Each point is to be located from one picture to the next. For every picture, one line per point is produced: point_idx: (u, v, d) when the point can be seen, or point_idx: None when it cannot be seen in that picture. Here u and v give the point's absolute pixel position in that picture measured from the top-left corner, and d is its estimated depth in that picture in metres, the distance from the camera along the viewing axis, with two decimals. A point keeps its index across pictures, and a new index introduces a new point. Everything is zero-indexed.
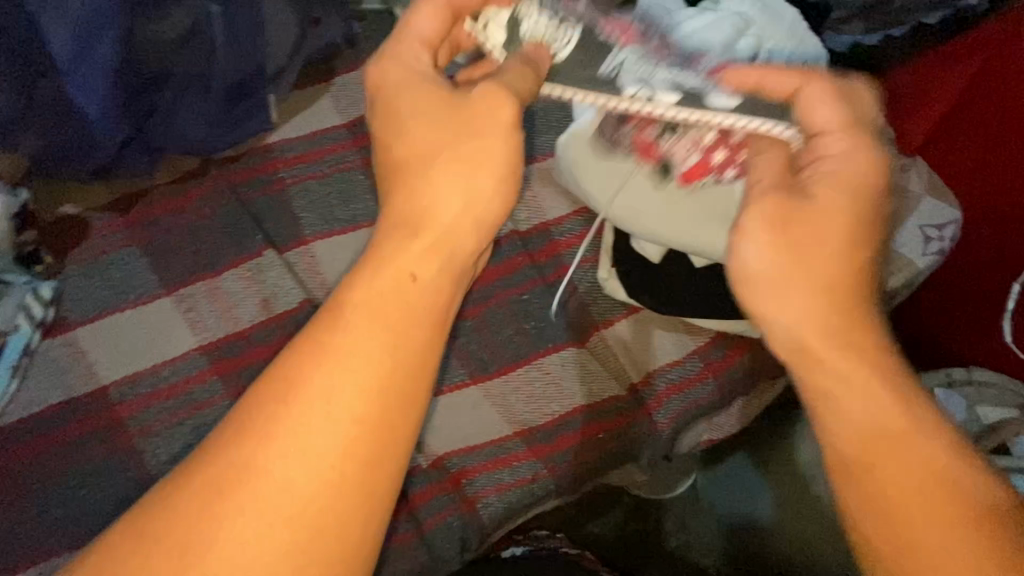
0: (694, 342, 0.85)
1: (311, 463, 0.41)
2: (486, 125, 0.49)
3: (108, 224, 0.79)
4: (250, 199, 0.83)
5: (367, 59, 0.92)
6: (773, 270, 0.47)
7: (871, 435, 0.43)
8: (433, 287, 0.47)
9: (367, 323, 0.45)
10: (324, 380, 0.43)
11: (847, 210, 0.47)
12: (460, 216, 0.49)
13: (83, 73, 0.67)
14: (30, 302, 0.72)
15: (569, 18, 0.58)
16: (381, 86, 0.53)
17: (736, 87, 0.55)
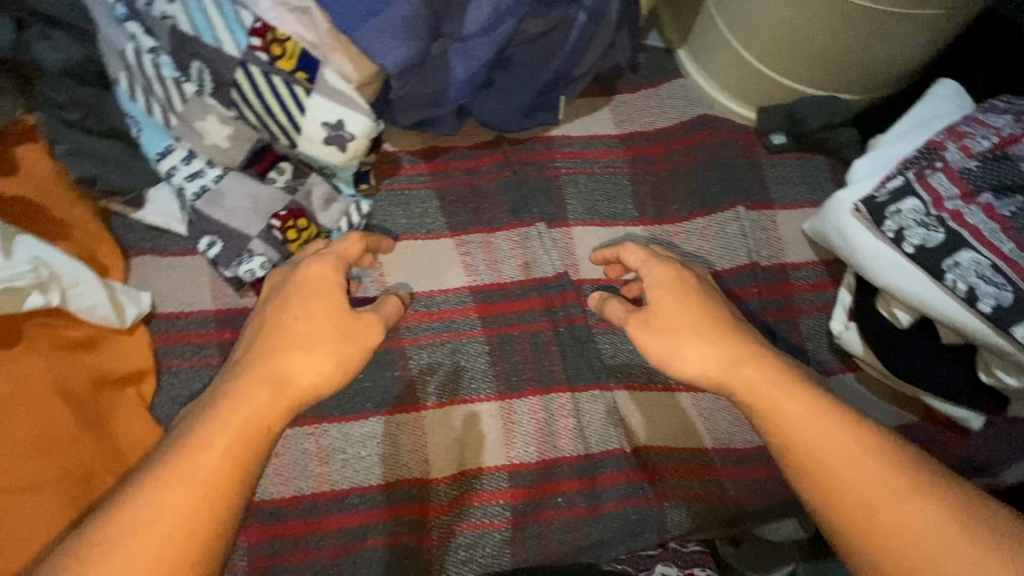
0: (903, 417, 0.87)
1: (163, 528, 0.49)
2: (363, 338, 0.61)
3: (414, 167, 0.93)
4: (529, 176, 0.95)
5: (645, 86, 1.04)
6: (660, 347, 0.64)
7: (833, 455, 0.55)
8: (308, 389, 0.58)
9: (236, 426, 0.54)
10: (168, 475, 0.51)
11: (703, 325, 0.64)
12: (311, 380, 0.58)
13: (475, 43, 0.80)
14: (352, 211, 0.86)
15: (922, 216, 0.73)
16: (300, 274, 0.64)
17: (1009, 303, 0.69)
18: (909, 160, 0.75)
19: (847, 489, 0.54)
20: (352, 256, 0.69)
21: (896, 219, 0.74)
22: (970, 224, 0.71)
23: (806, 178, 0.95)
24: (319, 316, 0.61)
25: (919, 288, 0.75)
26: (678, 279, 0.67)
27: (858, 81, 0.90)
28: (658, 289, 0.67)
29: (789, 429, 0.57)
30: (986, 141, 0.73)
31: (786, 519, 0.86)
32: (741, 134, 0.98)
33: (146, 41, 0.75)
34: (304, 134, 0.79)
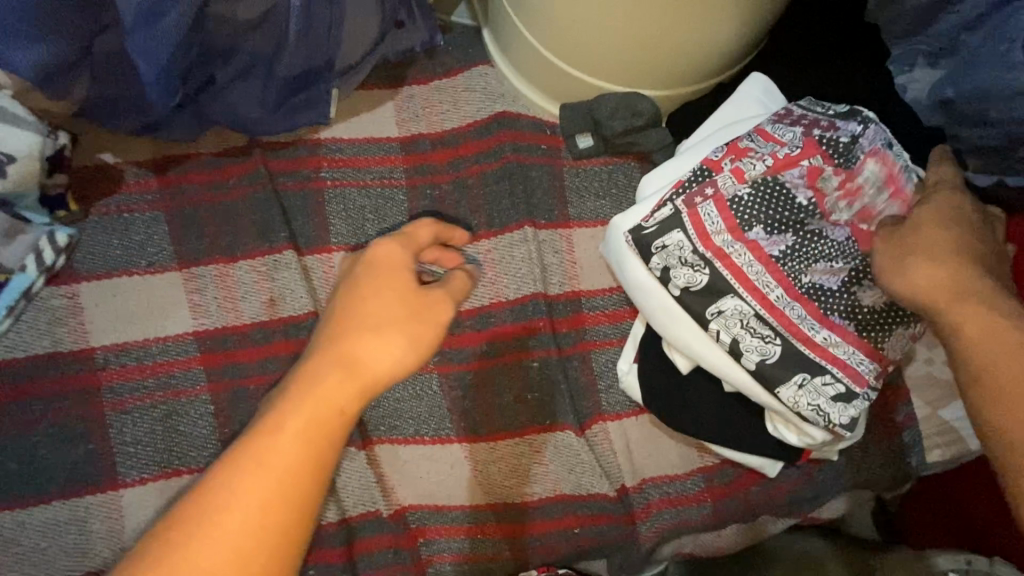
0: (702, 459, 0.79)
1: (257, 494, 0.42)
2: (435, 315, 0.54)
3: (140, 183, 0.77)
4: (286, 191, 0.80)
5: (440, 75, 0.88)
6: (888, 258, 0.57)
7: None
8: (389, 356, 0.50)
9: (328, 408, 0.47)
10: (291, 434, 0.45)
11: (957, 241, 0.55)
12: (388, 364, 0.50)
13: (148, 34, 0.62)
14: (42, 245, 0.70)
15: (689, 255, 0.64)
16: (374, 269, 0.56)
17: (774, 354, 0.63)
18: (680, 184, 0.64)
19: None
20: (419, 246, 0.62)
21: (662, 254, 0.65)
22: (734, 266, 0.63)
23: (610, 189, 0.83)
24: (384, 301, 0.53)
25: (688, 336, 0.65)
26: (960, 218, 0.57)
27: (661, 73, 0.76)
28: (926, 211, 0.58)
29: (970, 346, 0.50)
30: (761, 163, 0.64)
31: (595, 561, 0.80)
32: (543, 135, 0.84)
33: None
34: None
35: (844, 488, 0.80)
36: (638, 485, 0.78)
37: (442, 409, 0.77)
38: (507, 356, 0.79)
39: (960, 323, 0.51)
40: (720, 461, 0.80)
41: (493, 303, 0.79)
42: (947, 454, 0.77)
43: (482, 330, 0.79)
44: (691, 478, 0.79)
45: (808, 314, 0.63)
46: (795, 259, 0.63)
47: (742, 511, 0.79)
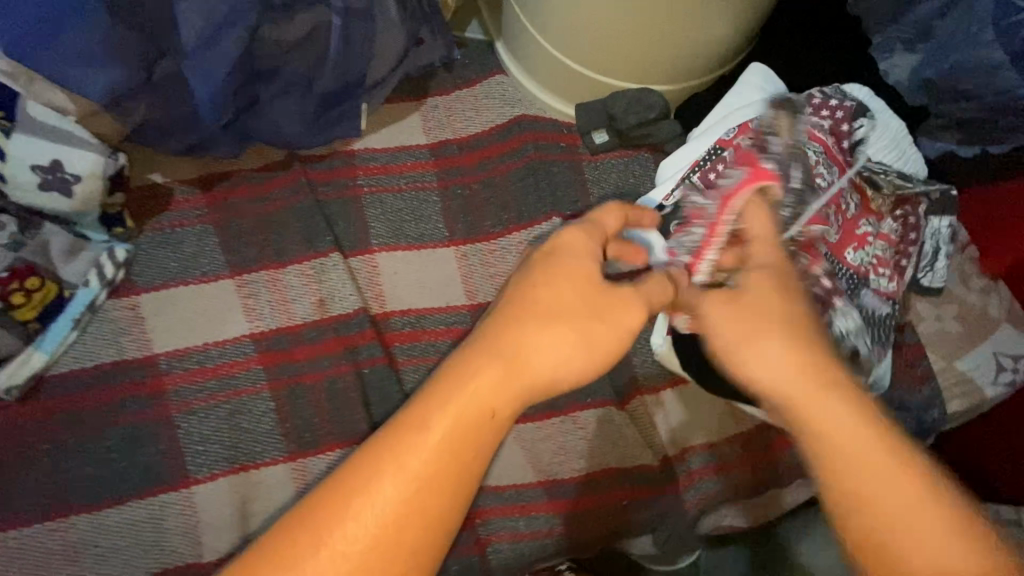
0: (737, 426, 0.83)
1: (401, 487, 0.41)
2: (619, 316, 0.48)
3: (188, 200, 0.82)
4: (326, 199, 0.85)
5: (460, 86, 0.95)
6: (741, 330, 0.49)
7: (862, 465, 0.42)
8: (551, 358, 0.46)
9: (481, 413, 0.43)
10: (438, 430, 0.42)
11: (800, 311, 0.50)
12: (553, 367, 0.46)
13: (206, 56, 0.66)
14: (103, 260, 0.74)
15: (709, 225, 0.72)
16: (559, 258, 0.49)
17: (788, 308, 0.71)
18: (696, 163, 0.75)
19: (899, 521, 0.41)
20: (606, 230, 0.55)
21: (681, 219, 0.70)
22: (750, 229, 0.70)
23: (627, 178, 0.89)
24: (573, 290, 0.48)
25: None
26: (779, 273, 0.52)
27: (667, 67, 0.83)
28: (761, 274, 0.52)
29: (822, 434, 0.44)
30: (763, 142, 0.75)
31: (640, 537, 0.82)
32: (561, 134, 0.91)
33: None
34: (14, 181, 0.67)
35: None
36: (679, 455, 0.82)
37: None
38: None
39: (820, 418, 0.44)
40: (755, 427, 0.83)
41: None
42: (964, 404, 0.81)
43: None
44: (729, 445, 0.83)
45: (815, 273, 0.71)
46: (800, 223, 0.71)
47: (779, 474, 0.83)
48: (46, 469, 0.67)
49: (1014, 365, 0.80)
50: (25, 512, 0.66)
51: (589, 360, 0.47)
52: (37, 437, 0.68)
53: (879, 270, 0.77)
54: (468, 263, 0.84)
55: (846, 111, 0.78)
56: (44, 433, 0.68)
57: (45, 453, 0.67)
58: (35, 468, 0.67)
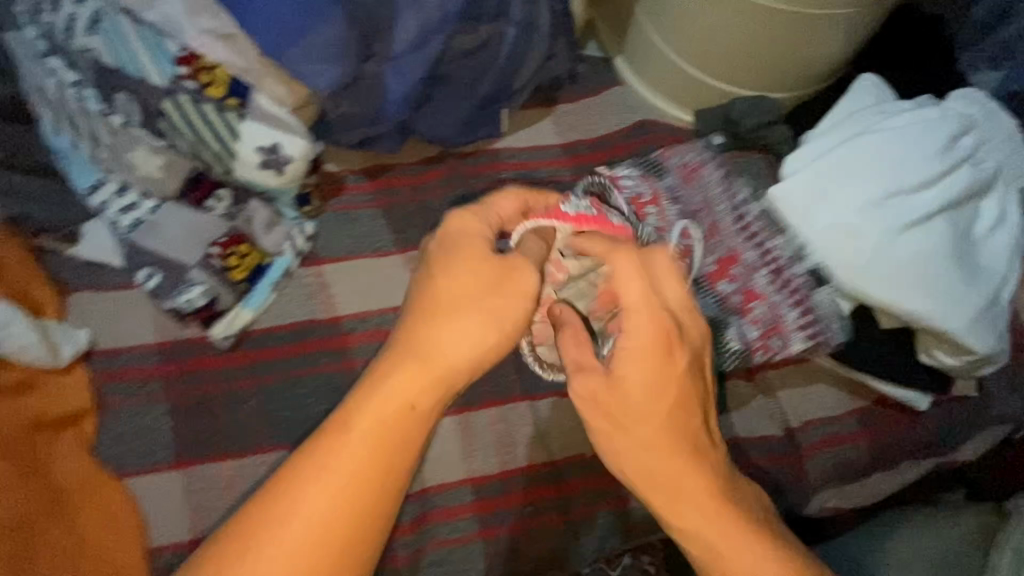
0: (854, 402, 0.90)
1: (329, 490, 0.49)
2: (513, 293, 0.55)
3: (358, 186, 0.93)
4: (475, 188, 0.96)
5: (585, 94, 1.05)
6: (606, 422, 0.56)
7: (710, 528, 0.56)
8: (463, 353, 0.53)
9: (380, 444, 0.51)
10: (360, 433, 0.51)
11: (666, 393, 0.55)
12: (462, 355, 0.53)
13: (407, 61, 0.78)
14: (296, 234, 0.85)
15: (829, 206, 0.80)
16: (440, 304, 0.54)
17: (907, 278, 0.77)
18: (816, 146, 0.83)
19: (724, 551, 0.56)
20: (504, 214, 0.61)
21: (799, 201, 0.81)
22: (868, 206, 0.79)
23: None
24: (468, 323, 0.53)
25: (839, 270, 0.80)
26: (662, 349, 0.54)
27: (785, 73, 0.92)
28: (634, 363, 0.54)
29: (680, 515, 0.57)
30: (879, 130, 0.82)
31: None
32: (681, 137, 1.01)
33: (69, 74, 0.72)
34: (241, 159, 0.79)
35: (982, 424, 0.90)
36: (801, 428, 0.89)
37: None
38: None
39: (681, 501, 0.56)
40: (870, 404, 0.90)
41: None
42: None
43: None
44: (845, 419, 0.90)
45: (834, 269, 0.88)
46: (916, 205, 0.78)
47: (896, 449, 0.90)
48: (256, 408, 0.77)
49: None
50: (241, 446, 0.75)
51: (496, 339, 0.54)
52: (248, 381, 0.78)
53: (751, 319, 0.83)
54: None
55: (943, 109, 0.82)
56: (253, 378, 0.78)
57: (254, 396, 0.77)
58: (250, 405, 0.77)
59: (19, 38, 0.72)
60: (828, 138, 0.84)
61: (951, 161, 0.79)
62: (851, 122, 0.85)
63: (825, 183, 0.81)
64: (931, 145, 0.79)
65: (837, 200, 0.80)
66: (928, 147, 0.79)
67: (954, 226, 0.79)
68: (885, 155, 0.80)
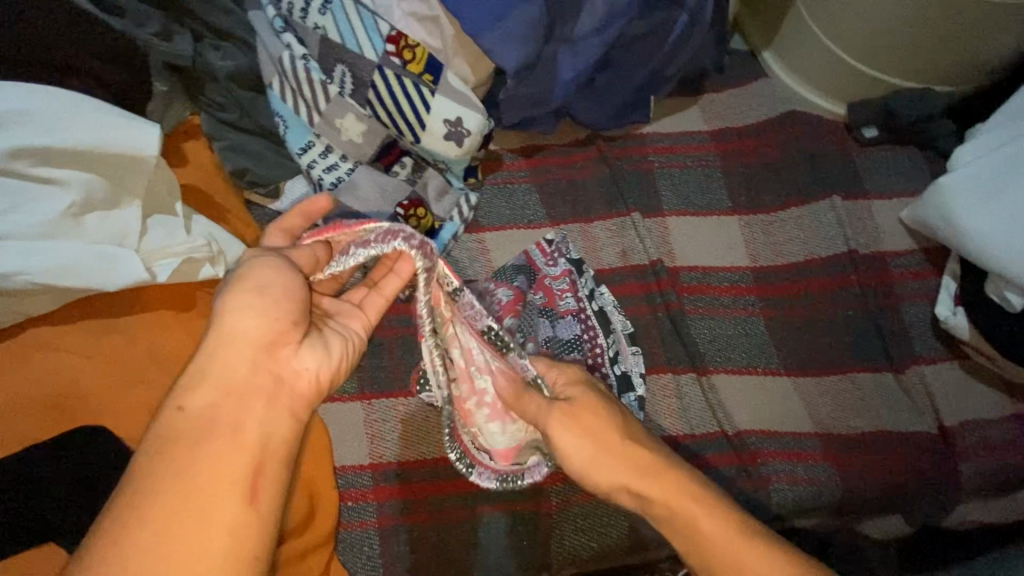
0: (1013, 406, 0.87)
1: (141, 516, 0.44)
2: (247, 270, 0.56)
3: (515, 163, 1.00)
4: (623, 170, 1.00)
5: (733, 86, 1.07)
6: (582, 452, 0.57)
7: (716, 541, 0.52)
8: (221, 339, 0.53)
9: (178, 453, 0.47)
10: (153, 457, 0.47)
11: (614, 418, 0.58)
12: (224, 341, 0.52)
13: (586, 44, 0.85)
14: (463, 203, 0.93)
15: (1007, 191, 0.78)
16: (212, 328, 0.53)
17: None
18: (984, 137, 0.83)
19: (713, 541, 0.52)
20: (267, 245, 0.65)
21: (974, 185, 0.81)
22: None
23: (895, 170, 0.97)
24: (239, 308, 0.54)
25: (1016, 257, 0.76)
26: (591, 386, 0.62)
27: (954, 68, 0.91)
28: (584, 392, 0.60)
29: (684, 529, 0.54)
30: None
31: (888, 515, 0.85)
32: (832, 128, 1.01)
33: (298, 49, 0.82)
34: (430, 131, 0.87)
35: None
36: (955, 427, 0.86)
37: (770, 346, 0.89)
38: (822, 305, 0.90)
39: (675, 514, 0.54)
40: None
41: (808, 259, 0.92)
42: None
43: (800, 281, 0.91)
44: (1004, 423, 0.86)
45: (950, 297, 0.87)
46: None
47: None
48: None
49: None
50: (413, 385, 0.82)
51: (249, 310, 0.53)
52: None
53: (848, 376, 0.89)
54: (750, 232, 0.94)
55: None
56: None
57: None
58: None
59: (259, 16, 0.83)
60: (1005, 131, 0.82)
61: None
62: None
63: (1007, 171, 0.79)
64: None
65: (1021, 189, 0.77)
66: None
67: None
68: None
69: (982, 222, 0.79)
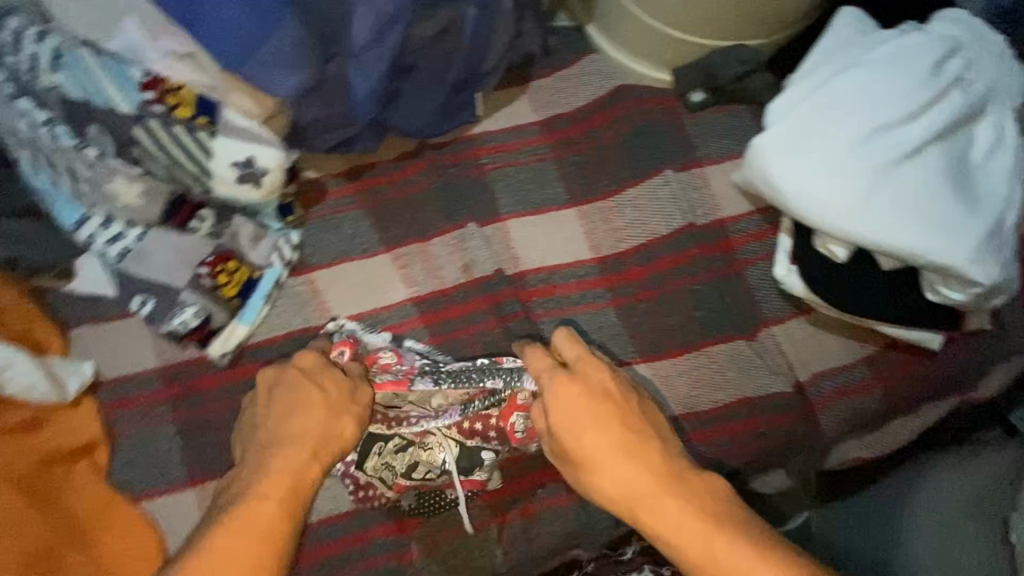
0: (864, 350, 0.88)
1: (244, 556, 0.60)
2: (358, 400, 0.75)
3: (341, 190, 0.92)
4: (456, 178, 0.95)
5: (561, 67, 1.01)
6: (583, 440, 0.68)
7: (690, 539, 0.61)
8: (342, 431, 0.72)
9: (287, 504, 0.65)
10: (266, 506, 0.64)
11: (616, 418, 0.69)
12: (319, 444, 0.70)
13: (368, 58, 0.78)
14: (282, 244, 0.85)
15: (814, 146, 0.77)
16: (294, 441, 0.70)
17: (909, 216, 0.74)
18: (789, 90, 0.81)
19: (677, 539, 0.62)
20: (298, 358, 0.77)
21: (784, 143, 0.78)
22: (858, 144, 0.76)
23: (728, 131, 0.95)
24: (342, 420, 0.72)
25: (830, 214, 0.76)
26: (602, 392, 0.70)
27: (763, 20, 0.88)
28: (575, 390, 0.70)
29: (653, 521, 0.64)
30: (861, 64, 0.78)
31: (771, 473, 0.87)
32: (661, 99, 0.98)
33: (40, 114, 0.74)
34: (219, 177, 0.79)
35: (1001, 356, 0.88)
36: (810, 380, 0.87)
37: (624, 336, 0.87)
38: (669, 285, 0.89)
39: (654, 509, 0.64)
40: (880, 349, 0.88)
41: (649, 240, 0.90)
42: None
43: (645, 264, 0.89)
44: (856, 367, 0.88)
45: (790, 255, 0.85)
46: (907, 142, 0.75)
47: (913, 395, 0.87)
48: None
49: None
50: None
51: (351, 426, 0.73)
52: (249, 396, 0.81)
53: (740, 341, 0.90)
54: (591, 222, 0.91)
55: (939, 46, 0.77)
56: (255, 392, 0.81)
57: None
58: None
59: None
60: (806, 82, 0.80)
61: (940, 93, 0.76)
62: (833, 58, 0.81)
63: (811, 125, 0.78)
64: (911, 76, 0.76)
65: (821, 141, 0.77)
66: (915, 76, 0.76)
67: (949, 157, 0.76)
68: (872, 90, 0.76)
69: (797, 181, 0.78)
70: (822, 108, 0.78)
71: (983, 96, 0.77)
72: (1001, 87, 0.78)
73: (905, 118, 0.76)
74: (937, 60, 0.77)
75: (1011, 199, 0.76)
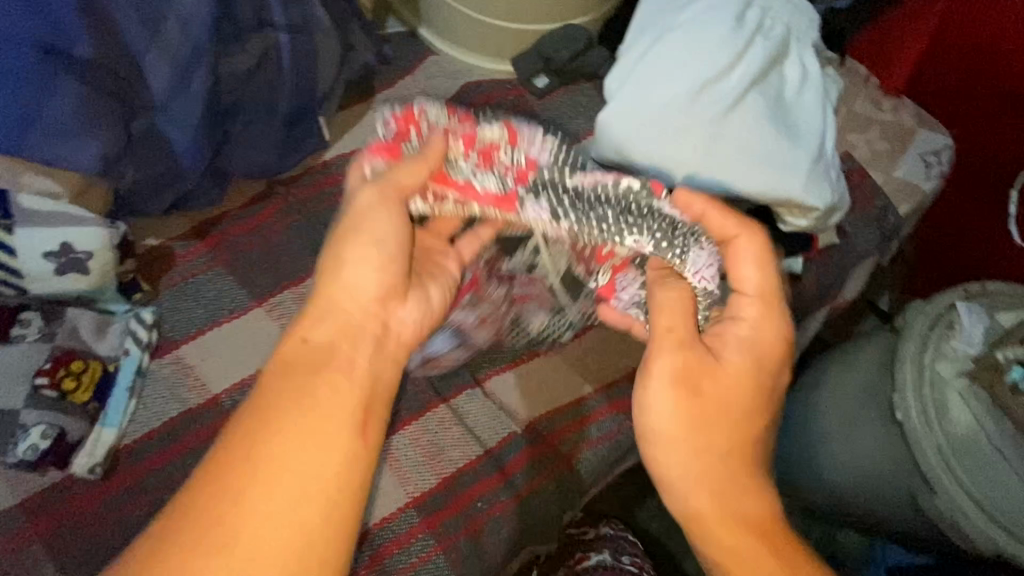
0: None
1: (303, 454, 0.49)
2: (373, 224, 0.58)
3: (190, 251, 0.84)
4: (318, 211, 0.89)
5: (403, 75, 0.98)
6: (673, 406, 0.56)
7: (728, 530, 0.56)
8: (367, 278, 0.57)
9: (301, 399, 0.51)
10: (273, 440, 0.49)
11: (734, 380, 0.57)
12: (367, 287, 0.56)
13: (178, 108, 0.71)
14: (135, 327, 0.76)
15: (651, 112, 0.80)
16: (336, 279, 0.56)
17: (746, 161, 0.80)
18: (618, 65, 0.84)
19: (713, 520, 0.56)
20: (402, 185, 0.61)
21: (624, 115, 0.81)
22: (689, 103, 0.80)
23: (578, 109, 0.97)
24: (361, 260, 0.57)
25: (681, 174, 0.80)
26: (750, 352, 0.58)
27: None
28: (733, 339, 0.58)
29: (699, 507, 0.56)
30: (674, 28, 0.82)
31: None
32: (508, 89, 0.98)
33: None
34: (32, 274, 0.71)
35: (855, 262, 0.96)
36: None
37: None
38: None
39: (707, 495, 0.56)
40: None
41: None
42: (912, 204, 0.97)
43: None
44: None
45: None
46: (730, 93, 0.81)
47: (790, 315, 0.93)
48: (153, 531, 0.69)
49: (937, 159, 0.98)
50: None
51: (384, 251, 0.57)
52: (131, 508, 0.70)
53: None
54: None
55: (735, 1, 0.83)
56: (140, 501, 0.70)
57: (147, 515, 0.70)
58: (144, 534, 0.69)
59: None
60: (631, 54, 0.84)
61: (747, 43, 0.82)
62: (650, 27, 0.85)
63: (645, 93, 0.81)
64: (719, 32, 0.81)
65: (659, 106, 0.80)
66: (723, 31, 0.81)
67: (768, 99, 0.82)
68: (689, 51, 0.81)
69: (645, 149, 0.81)
70: (650, 74, 0.81)
71: (782, 40, 0.84)
72: (795, 28, 0.86)
73: (723, 72, 0.81)
74: (737, 14, 0.83)
75: (826, 127, 0.85)
